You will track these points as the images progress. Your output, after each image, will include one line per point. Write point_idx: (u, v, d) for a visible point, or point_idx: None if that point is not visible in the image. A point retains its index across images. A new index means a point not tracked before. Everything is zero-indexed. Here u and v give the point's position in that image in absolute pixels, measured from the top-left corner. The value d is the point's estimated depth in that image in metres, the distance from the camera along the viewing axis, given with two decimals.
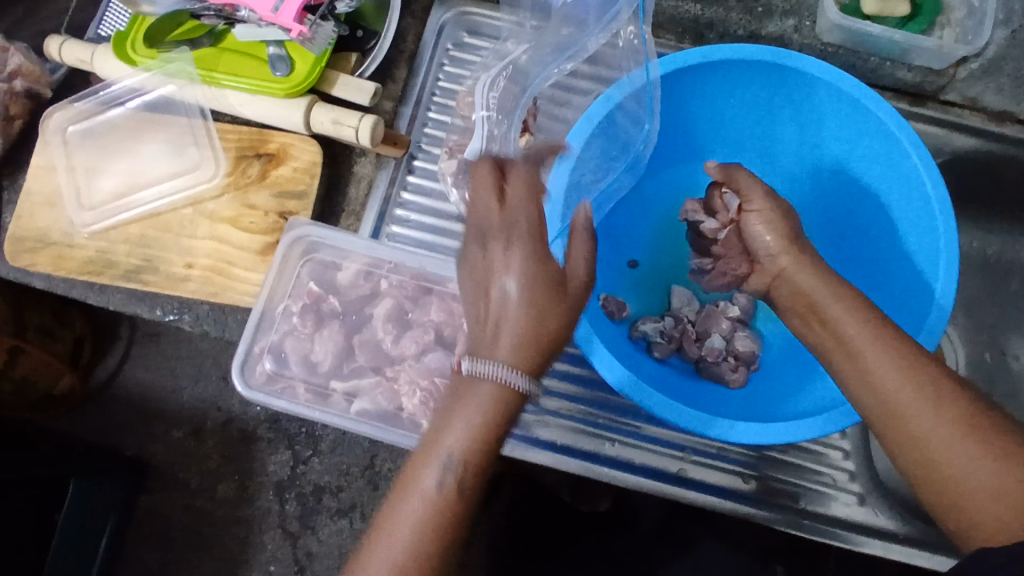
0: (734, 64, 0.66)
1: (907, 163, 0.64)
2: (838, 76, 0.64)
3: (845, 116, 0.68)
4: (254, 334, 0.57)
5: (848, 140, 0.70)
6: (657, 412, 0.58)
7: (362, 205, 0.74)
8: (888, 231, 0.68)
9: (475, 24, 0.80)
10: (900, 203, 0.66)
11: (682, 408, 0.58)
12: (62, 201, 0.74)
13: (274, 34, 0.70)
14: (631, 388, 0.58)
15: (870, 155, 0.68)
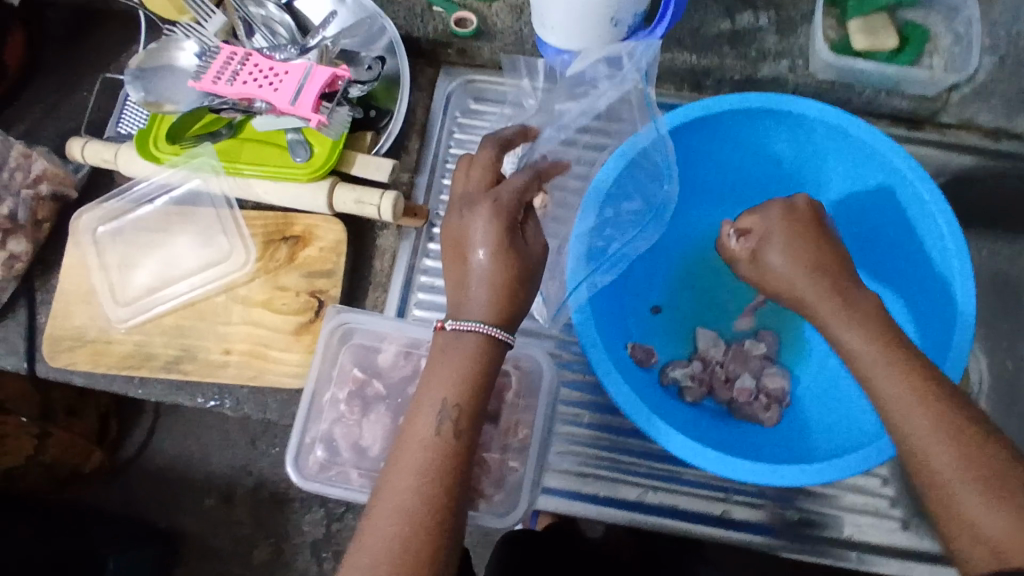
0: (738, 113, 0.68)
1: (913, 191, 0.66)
2: (835, 115, 0.66)
3: (847, 150, 0.70)
4: (303, 425, 0.56)
5: (853, 172, 0.72)
6: (701, 464, 0.59)
7: (387, 275, 0.77)
8: (905, 256, 0.70)
9: (480, 90, 0.83)
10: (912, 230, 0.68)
11: (723, 458, 0.59)
12: (98, 298, 0.77)
13: (292, 122, 0.73)
14: (673, 444, 0.59)
15: (876, 185, 0.70)
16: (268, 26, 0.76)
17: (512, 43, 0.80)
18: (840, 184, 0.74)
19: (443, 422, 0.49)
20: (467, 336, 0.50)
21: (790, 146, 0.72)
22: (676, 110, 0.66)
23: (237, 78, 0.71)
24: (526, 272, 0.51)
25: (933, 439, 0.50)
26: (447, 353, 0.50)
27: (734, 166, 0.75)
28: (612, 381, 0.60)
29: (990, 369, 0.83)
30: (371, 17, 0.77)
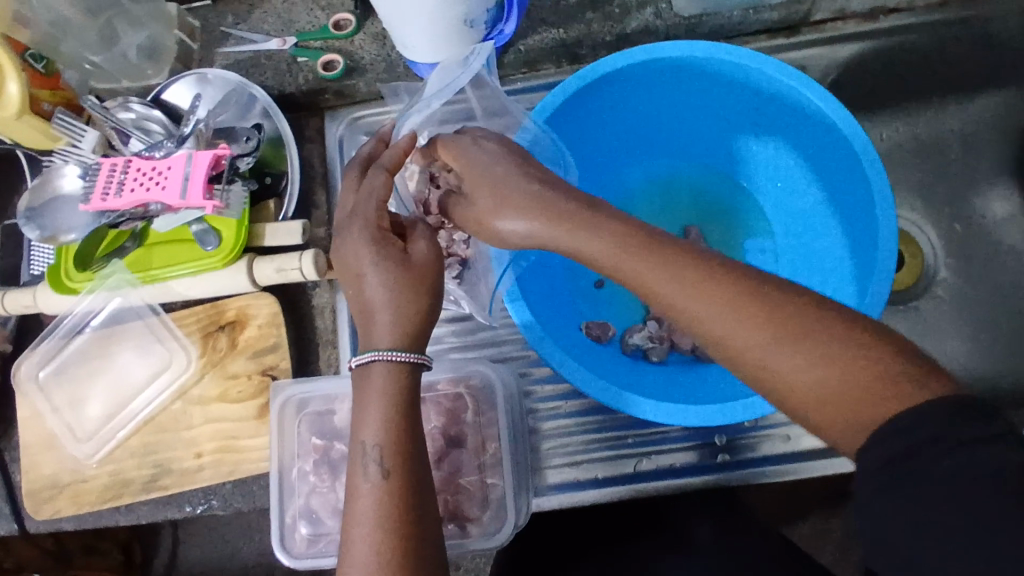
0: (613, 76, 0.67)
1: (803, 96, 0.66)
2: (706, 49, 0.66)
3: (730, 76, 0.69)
4: (279, 506, 0.56)
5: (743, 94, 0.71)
6: (679, 422, 0.58)
7: (332, 332, 0.76)
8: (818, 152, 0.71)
9: (370, 124, 0.82)
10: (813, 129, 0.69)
11: (697, 409, 0.58)
12: (59, 441, 0.75)
13: (193, 213, 0.72)
14: (649, 415, 0.59)
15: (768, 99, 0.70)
16: (141, 126, 0.76)
17: (384, 70, 0.79)
18: (730, 108, 0.74)
19: (371, 467, 0.47)
20: (372, 366, 0.49)
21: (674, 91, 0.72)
22: (548, 94, 0.66)
23: (123, 188, 0.69)
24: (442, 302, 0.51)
25: (728, 317, 0.44)
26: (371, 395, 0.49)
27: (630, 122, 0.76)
28: (571, 371, 0.60)
29: (940, 237, 0.85)
30: (238, 88, 0.77)
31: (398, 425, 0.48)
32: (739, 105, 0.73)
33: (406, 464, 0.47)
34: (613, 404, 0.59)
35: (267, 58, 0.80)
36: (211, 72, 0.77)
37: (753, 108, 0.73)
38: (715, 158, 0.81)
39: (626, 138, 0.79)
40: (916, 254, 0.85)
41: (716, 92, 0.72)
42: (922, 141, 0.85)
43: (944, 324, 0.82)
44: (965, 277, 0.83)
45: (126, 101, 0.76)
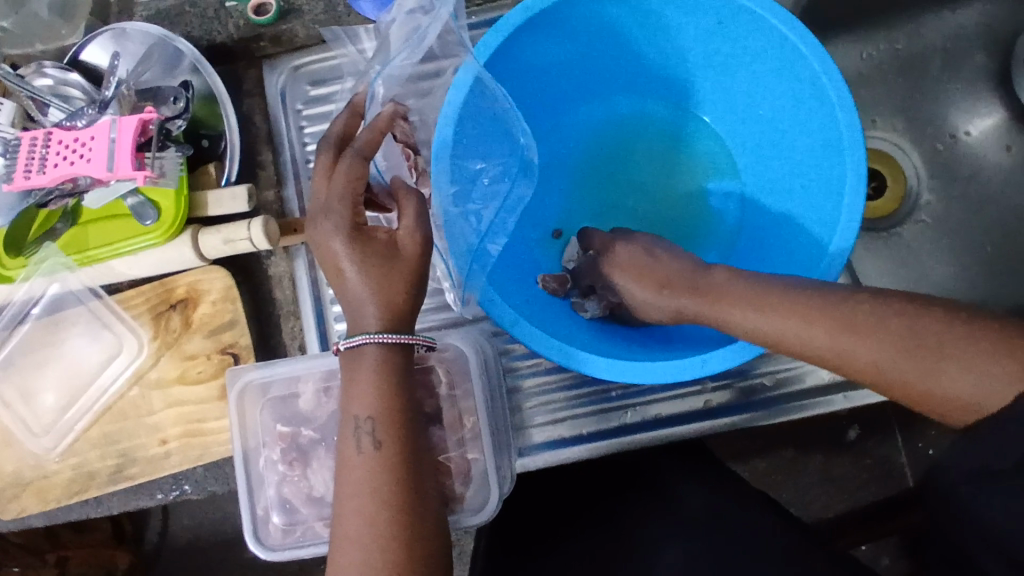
0: (563, 8, 0.61)
1: (769, 26, 0.60)
2: None
3: (690, 5, 0.63)
4: (248, 498, 0.53)
5: (702, 27, 0.65)
6: (641, 381, 0.55)
7: (294, 302, 0.71)
8: (781, 93, 0.65)
9: (314, 73, 0.75)
10: (775, 63, 0.63)
11: (677, 364, 0.55)
12: (16, 438, 0.71)
13: (125, 185, 0.65)
14: (609, 373, 0.55)
15: (730, 30, 0.64)
16: (59, 93, 0.69)
17: (323, 12, 0.72)
18: (696, 44, 0.67)
19: (363, 440, 0.46)
20: (363, 349, 0.47)
21: (632, 23, 0.65)
22: (485, 36, 0.58)
23: (46, 163, 0.63)
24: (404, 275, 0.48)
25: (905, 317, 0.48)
26: (357, 377, 0.47)
27: (585, 60, 0.69)
28: (527, 334, 0.56)
29: (922, 157, 0.82)
30: (162, 42, 0.69)
31: (391, 403, 0.47)
32: (705, 39, 0.66)
33: (397, 435, 0.46)
34: (559, 360, 0.56)
35: (191, 6, 0.72)
36: (129, 26, 0.69)
37: (720, 44, 0.66)
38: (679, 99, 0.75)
39: (582, 77, 0.72)
40: (898, 178, 0.82)
41: (680, 24, 0.65)
42: (905, 57, 0.81)
43: (926, 247, 0.80)
44: (947, 199, 0.81)
45: (41, 65, 0.69)
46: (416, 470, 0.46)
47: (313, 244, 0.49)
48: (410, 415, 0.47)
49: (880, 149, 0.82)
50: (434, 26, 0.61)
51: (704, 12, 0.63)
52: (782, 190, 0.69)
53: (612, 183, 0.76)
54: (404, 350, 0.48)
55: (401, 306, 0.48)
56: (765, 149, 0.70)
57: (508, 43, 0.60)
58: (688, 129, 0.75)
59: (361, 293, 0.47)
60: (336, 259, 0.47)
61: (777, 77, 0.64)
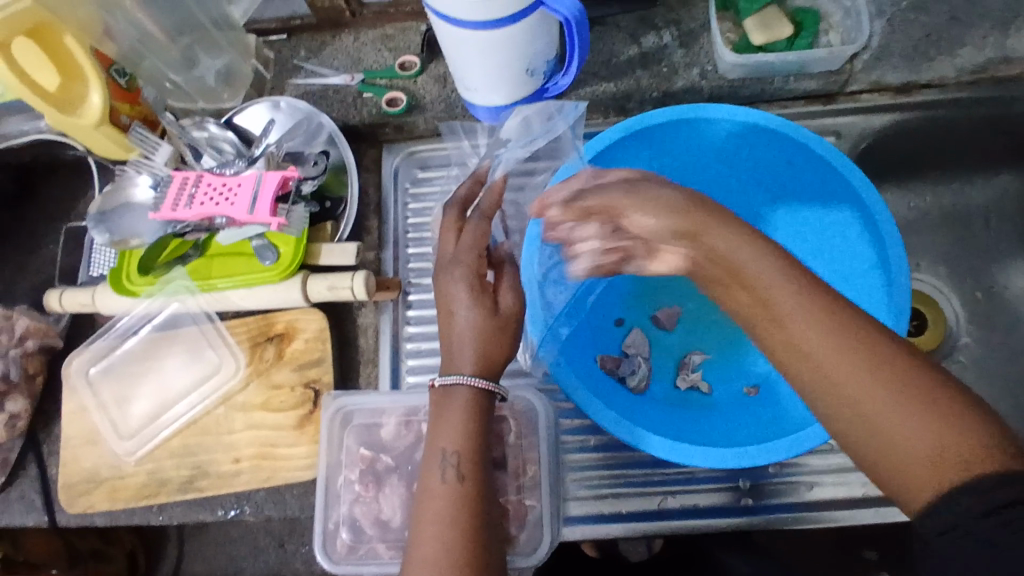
0: (651, 130, 0.71)
1: (827, 165, 0.69)
2: (732, 112, 0.69)
3: (756, 140, 0.73)
4: (323, 512, 0.59)
5: (765, 159, 0.75)
6: (691, 461, 0.60)
7: (374, 351, 0.79)
8: (838, 221, 0.73)
9: (424, 159, 0.87)
10: (833, 196, 0.72)
11: (721, 450, 0.61)
12: (103, 437, 0.78)
13: (255, 229, 0.76)
14: (661, 451, 0.61)
15: (792, 164, 0.73)
16: (214, 145, 0.81)
17: (443, 110, 0.84)
18: (762, 174, 0.77)
19: (448, 471, 0.51)
20: (455, 389, 0.54)
21: (705, 149, 0.75)
22: (585, 145, 0.69)
23: (194, 200, 0.74)
24: (494, 329, 0.56)
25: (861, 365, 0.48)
26: (445, 413, 0.54)
27: None
28: (589, 402, 0.62)
29: (962, 303, 0.88)
30: (308, 117, 0.82)
31: (473, 441, 0.52)
32: (769, 171, 0.76)
33: (475, 470, 0.52)
34: (616, 432, 0.62)
35: (333, 91, 0.85)
36: (284, 100, 0.82)
37: (782, 176, 0.76)
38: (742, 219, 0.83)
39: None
40: (940, 320, 0.87)
41: (748, 156, 0.75)
42: (946, 213, 0.90)
43: (964, 388, 0.85)
44: (986, 344, 0.86)
45: (203, 120, 0.81)
46: (486, 505, 0.51)
47: (438, 284, 0.57)
48: (487, 456, 0.53)
49: (922, 290, 0.89)
50: (546, 137, 0.73)
51: (770, 149, 0.73)
52: None
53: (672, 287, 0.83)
54: (489, 396, 0.54)
55: (497, 357, 0.55)
56: None
57: (601, 152, 0.71)
58: None
59: (455, 338, 0.54)
60: (456, 303, 0.55)
61: (835, 207, 0.72)
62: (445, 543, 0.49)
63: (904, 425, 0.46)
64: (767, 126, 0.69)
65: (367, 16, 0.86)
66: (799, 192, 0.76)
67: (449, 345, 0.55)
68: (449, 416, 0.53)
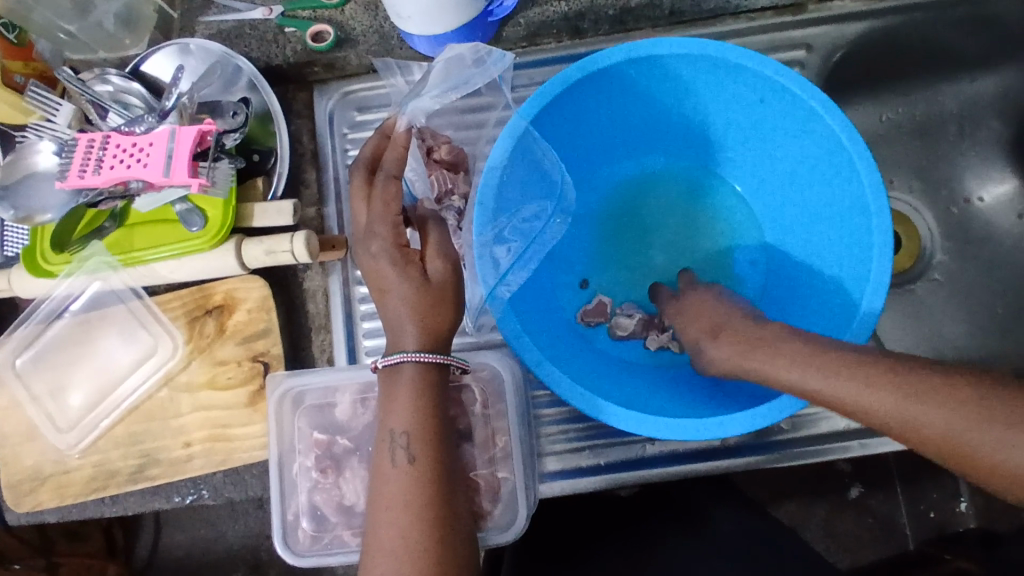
0: (611, 70, 0.63)
1: (799, 101, 0.62)
2: (694, 45, 0.61)
3: (720, 77, 0.65)
4: (280, 503, 0.56)
5: (731, 96, 0.67)
6: (681, 436, 0.55)
7: (326, 316, 0.73)
8: (811, 164, 0.66)
9: (362, 99, 0.79)
10: (805, 136, 0.65)
11: (732, 416, 0.56)
12: (40, 432, 0.72)
13: (176, 193, 0.67)
14: (644, 429, 0.56)
15: (761, 102, 0.66)
16: (119, 100, 0.71)
17: (377, 43, 0.75)
18: (734, 114, 0.70)
19: (398, 454, 0.47)
20: (400, 368, 0.49)
21: (665, 88, 0.67)
22: (530, 94, 0.61)
23: (102, 165, 0.65)
24: (445, 297, 0.50)
25: (883, 390, 0.48)
26: (394, 394, 0.49)
27: (616, 119, 0.71)
28: (560, 385, 0.57)
29: (937, 219, 0.85)
30: (222, 59, 0.73)
31: (427, 418, 0.48)
32: (742, 110, 0.68)
33: (431, 450, 0.47)
34: (586, 410, 0.56)
35: (250, 28, 0.76)
36: (193, 42, 0.73)
37: (751, 117, 0.69)
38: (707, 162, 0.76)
39: (615, 135, 0.73)
40: (913, 236, 0.84)
41: (719, 94, 0.67)
42: (920, 122, 0.85)
43: (940, 306, 0.83)
44: (963, 259, 0.84)
45: (104, 73, 0.72)
46: (448, 487, 0.47)
47: (361, 263, 0.51)
48: (443, 433, 0.48)
49: (899, 209, 0.86)
50: (483, 78, 0.65)
51: (739, 86, 0.65)
52: (808, 255, 0.70)
53: (636, 246, 0.76)
54: (442, 370, 0.49)
55: (443, 331, 0.50)
56: (794, 218, 0.71)
57: (553, 98, 0.62)
58: (715, 193, 0.76)
59: (402, 312, 0.49)
60: (384, 281, 0.50)
61: (806, 148, 0.66)
62: (405, 536, 0.45)
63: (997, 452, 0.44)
64: (733, 61, 0.61)
65: None
66: (769, 131, 0.69)
67: (397, 320, 0.50)
68: (401, 397, 0.48)
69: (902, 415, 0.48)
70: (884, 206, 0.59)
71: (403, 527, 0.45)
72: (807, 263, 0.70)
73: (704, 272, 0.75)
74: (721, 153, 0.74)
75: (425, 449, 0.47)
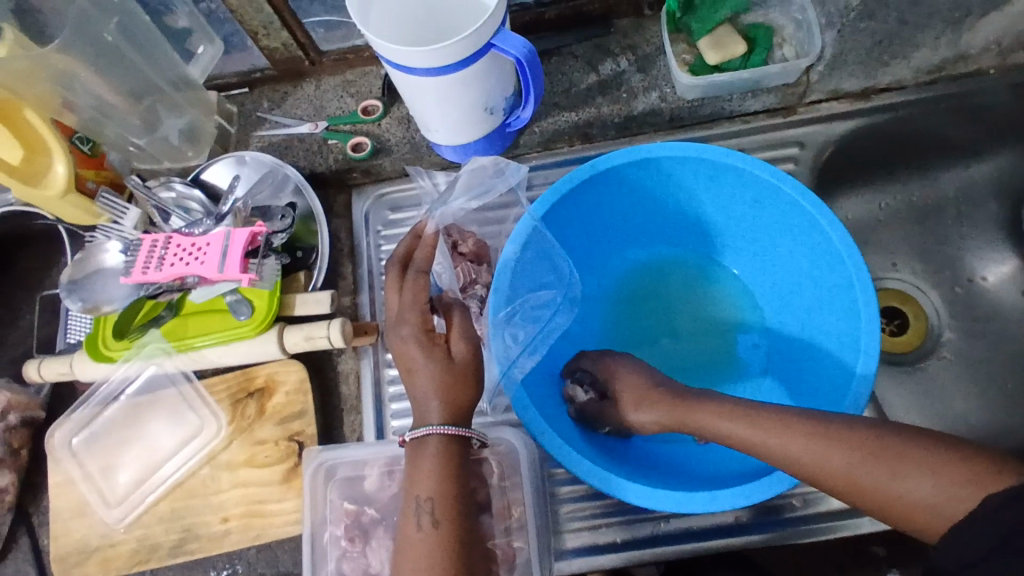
0: (613, 171, 0.70)
1: (783, 194, 0.68)
2: (684, 149, 0.68)
3: (710, 175, 0.72)
4: (311, 570, 0.60)
5: (722, 191, 0.74)
6: (688, 508, 0.58)
7: (357, 397, 0.79)
8: (800, 250, 0.72)
9: (394, 200, 0.88)
10: (792, 225, 0.71)
11: (738, 490, 0.59)
12: (89, 507, 0.77)
13: (228, 285, 0.75)
14: (656, 503, 0.59)
15: (749, 195, 0.72)
16: (182, 205, 0.81)
17: (409, 151, 0.85)
18: (734, 209, 0.76)
19: (423, 518, 0.51)
20: (426, 440, 0.54)
21: (662, 186, 0.74)
22: (541, 194, 0.68)
23: (164, 262, 0.73)
24: (465, 375, 0.56)
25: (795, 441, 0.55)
26: (419, 465, 0.53)
27: (620, 214, 0.77)
28: (574, 462, 0.60)
29: (941, 299, 0.89)
30: (273, 169, 0.82)
31: (449, 486, 0.52)
32: (739, 205, 0.74)
33: (453, 515, 0.51)
34: (602, 489, 0.60)
35: (298, 140, 0.86)
36: (248, 154, 0.82)
37: (742, 209, 0.75)
38: (706, 250, 0.82)
39: (620, 228, 0.80)
40: (919, 316, 0.88)
41: (717, 191, 0.74)
42: (919, 208, 0.89)
43: (950, 384, 0.85)
44: (968, 338, 0.87)
45: (169, 181, 0.82)
46: (468, 552, 0.51)
47: (390, 346, 0.57)
48: (464, 501, 0.53)
49: (902, 289, 0.90)
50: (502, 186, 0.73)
51: (728, 182, 0.72)
52: (807, 334, 0.74)
53: (644, 329, 0.81)
54: (463, 441, 0.54)
55: (463, 406, 0.55)
56: (791, 300, 0.76)
57: (560, 198, 0.69)
58: (717, 279, 0.82)
59: (428, 388, 0.54)
60: (412, 361, 0.55)
61: (794, 235, 0.71)
62: None
63: (924, 493, 0.49)
64: (720, 161, 0.68)
65: (326, 64, 0.87)
66: (760, 221, 0.75)
67: (424, 396, 0.55)
68: (424, 467, 0.53)
69: (812, 460, 0.53)
70: (868, 287, 0.64)
71: None
72: (806, 347, 0.74)
73: (708, 355, 0.80)
74: (719, 241, 0.80)
75: (446, 515, 0.51)
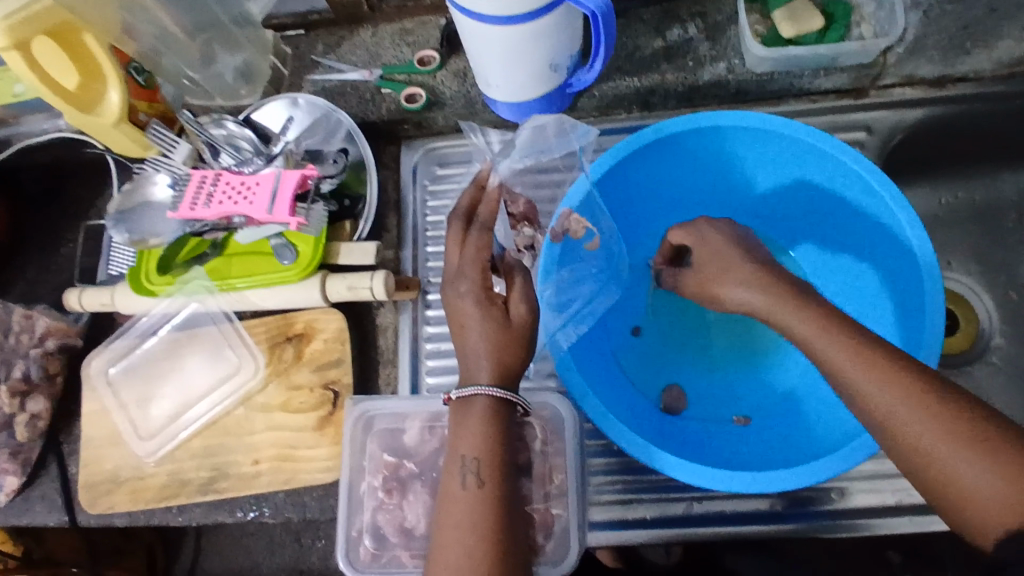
0: (674, 138, 0.68)
1: (849, 169, 0.66)
2: (748, 119, 0.66)
3: (773, 147, 0.69)
4: (347, 519, 0.60)
5: (781, 164, 0.71)
6: (725, 487, 0.58)
7: (394, 351, 0.78)
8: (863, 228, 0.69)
9: (443, 155, 0.86)
10: (857, 201, 0.68)
11: (782, 476, 0.57)
12: (123, 438, 0.78)
13: (274, 228, 0.74)
14: (697, 480, 0.58)
15: (812, 171, 0.70)
16: (231, 143, 0.79)
17: (463, 106, 0.83)
18: (797, 184, 0.73)
19: (467, 478, 0.51)
20: (472, 399, 0.53)
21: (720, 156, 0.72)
22: (598, 158, 0.66)
23: (212, 199, 0.72)
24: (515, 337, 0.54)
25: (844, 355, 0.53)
26: (464, 423, 0.52)
27: (674, 184, 0.75)
28: (617, 432, 0.59)
29: (995, 303, 0.85)
30: (326, 113, 0.81)
31: (494, 446, 0.52)
32: (802, 181, 0.72)
33: (496, 475, 0.51)
34: (643, 461, 0.59)
35: (352, 88, 0.84)
36: (302, 96, 0.81)
37: (804, 184, 0.72)
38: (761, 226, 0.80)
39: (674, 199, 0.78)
40: (971, 317, 0.85)
41: (782, 165, 0.72)
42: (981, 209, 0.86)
43: (996, 391, 0.82)
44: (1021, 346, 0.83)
45: (221, 118, 0.80)
46: (510, 514, 0.50)
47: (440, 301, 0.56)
48: (507, 462, 0.52)
49: (954, 290, 0.86)
50: (562, 148, 0.72)
51: (791, 155, 0.69)
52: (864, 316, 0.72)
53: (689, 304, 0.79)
54: (509, 405, 0.53)
55: (511, 367, 0.54)
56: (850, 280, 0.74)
57: (617, 163, 0.67)
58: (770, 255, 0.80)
59: (480, 347, 0.53)
60: (466, 317, 0.54)
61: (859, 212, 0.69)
62: (469, 555, 0.48)
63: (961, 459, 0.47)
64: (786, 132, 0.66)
65: (386, 11, 0.85)
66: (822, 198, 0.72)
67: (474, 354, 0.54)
68: (470, 425, 0.52)
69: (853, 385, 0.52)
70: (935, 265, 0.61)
71: (466, 546, 0.48)
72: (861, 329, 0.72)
73: None
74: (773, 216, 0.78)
75: (491, 476, 0.51)
